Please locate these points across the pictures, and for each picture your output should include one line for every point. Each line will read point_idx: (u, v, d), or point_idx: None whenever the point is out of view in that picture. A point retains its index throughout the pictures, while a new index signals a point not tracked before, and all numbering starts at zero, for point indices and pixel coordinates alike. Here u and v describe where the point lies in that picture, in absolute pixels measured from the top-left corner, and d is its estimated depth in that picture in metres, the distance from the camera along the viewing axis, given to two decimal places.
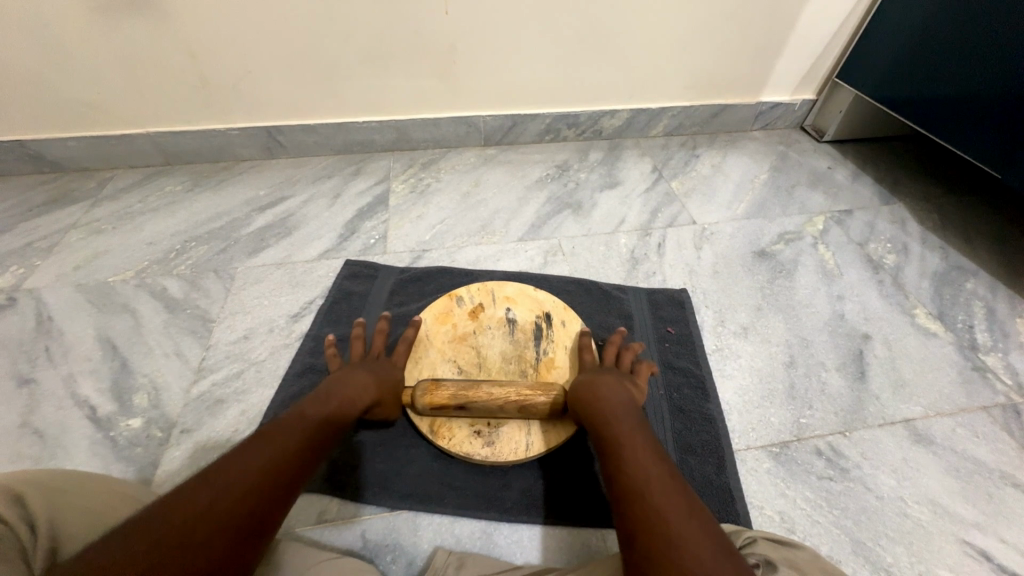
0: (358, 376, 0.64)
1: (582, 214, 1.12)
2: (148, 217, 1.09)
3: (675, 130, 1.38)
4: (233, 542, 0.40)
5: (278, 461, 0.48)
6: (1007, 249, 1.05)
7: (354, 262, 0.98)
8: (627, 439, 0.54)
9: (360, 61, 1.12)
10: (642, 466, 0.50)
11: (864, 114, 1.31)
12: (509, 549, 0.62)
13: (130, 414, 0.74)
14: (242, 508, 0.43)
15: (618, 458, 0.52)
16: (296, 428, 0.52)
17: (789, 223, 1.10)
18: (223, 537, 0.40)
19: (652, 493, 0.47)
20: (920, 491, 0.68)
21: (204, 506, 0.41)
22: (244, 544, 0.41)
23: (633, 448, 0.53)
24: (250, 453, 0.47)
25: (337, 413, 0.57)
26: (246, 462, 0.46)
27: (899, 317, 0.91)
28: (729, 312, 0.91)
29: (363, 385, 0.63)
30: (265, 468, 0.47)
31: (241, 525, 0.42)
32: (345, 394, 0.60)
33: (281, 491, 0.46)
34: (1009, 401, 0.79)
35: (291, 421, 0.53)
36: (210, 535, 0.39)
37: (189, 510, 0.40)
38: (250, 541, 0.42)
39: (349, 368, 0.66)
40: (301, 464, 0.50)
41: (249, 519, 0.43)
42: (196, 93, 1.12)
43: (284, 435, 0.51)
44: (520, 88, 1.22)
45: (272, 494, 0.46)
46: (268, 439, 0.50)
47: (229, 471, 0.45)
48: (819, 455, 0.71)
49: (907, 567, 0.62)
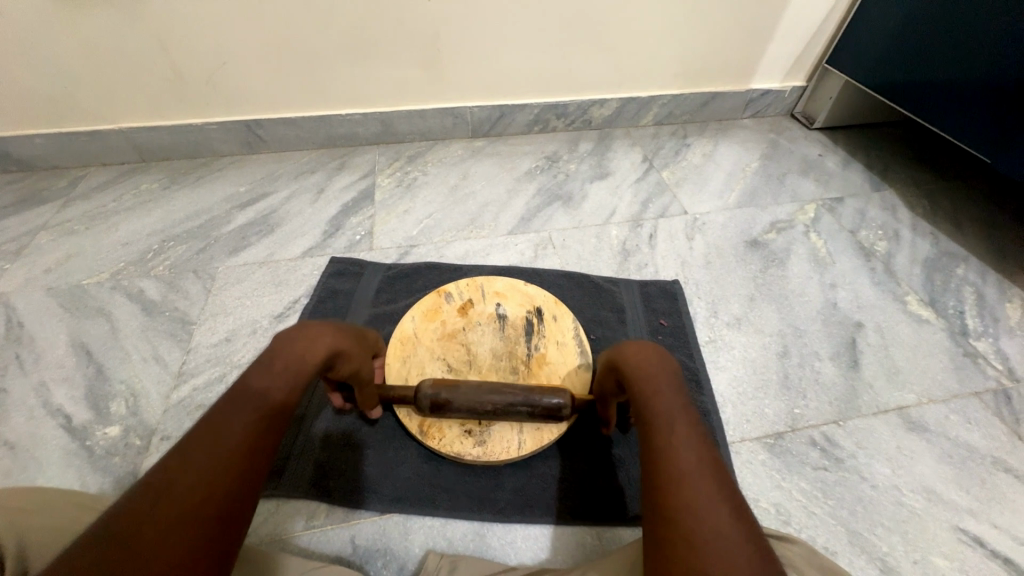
0: (319, 333, 0.53)
1: (572, 206, 1.10)
2: (123, 215, 1.05)
3: (666, 119, 1.36)
4: (200, 536, 0.36)
5: (231, 446, 0.40)
6: (996, 234, 1.05)
7: (339, 259, 0.95)
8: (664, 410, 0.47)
9: (341, 50, 1.08)
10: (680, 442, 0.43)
11: (854, 100, 1.31)
12: (503, 550, 0.61)
13: (108, 422, 0.72)
14: (203, 503, 0.37)
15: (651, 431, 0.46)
16: (247, 402, 0.44)
17: (780, 212, 1.09)
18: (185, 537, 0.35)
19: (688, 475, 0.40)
20: (915, 479, 0.68)
21: (151, 517, 0.35)
22: (218, 533, 0.37)
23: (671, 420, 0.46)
24: (195, 442, 0.40)
25: (297, 381, 0.48)
26: (191, 455, 0.39)
27: (891, 305, 0.90)
28: (722, 302, 0.90)
29: (315, 342, 0.52)
30: (220, 457, 0.39)
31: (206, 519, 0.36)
32: (296, 352, 0.50)
33: (249, 472, 0.40)
34: (1000, 386, 0.79)
35: (237, 397, 0.44)
36: (166, 540, 0.34)
37: (134, 522, 0.34)
38: (224, 528, 0.37)
39: (305, 321, 0.54)
40: (265, 442, 0.43)
41: (215, 508, 0.37)
42: (169, 86, 1.08)
43: (236, 413, 0.42)
44: (507, 77, 1.19)
45: (240, 477, 0.40)
46: (214, 422, 0.42)
47: (173, 470, 0.37)
48: (814, 445, 0.71)
49: (903, 555, 0.62)
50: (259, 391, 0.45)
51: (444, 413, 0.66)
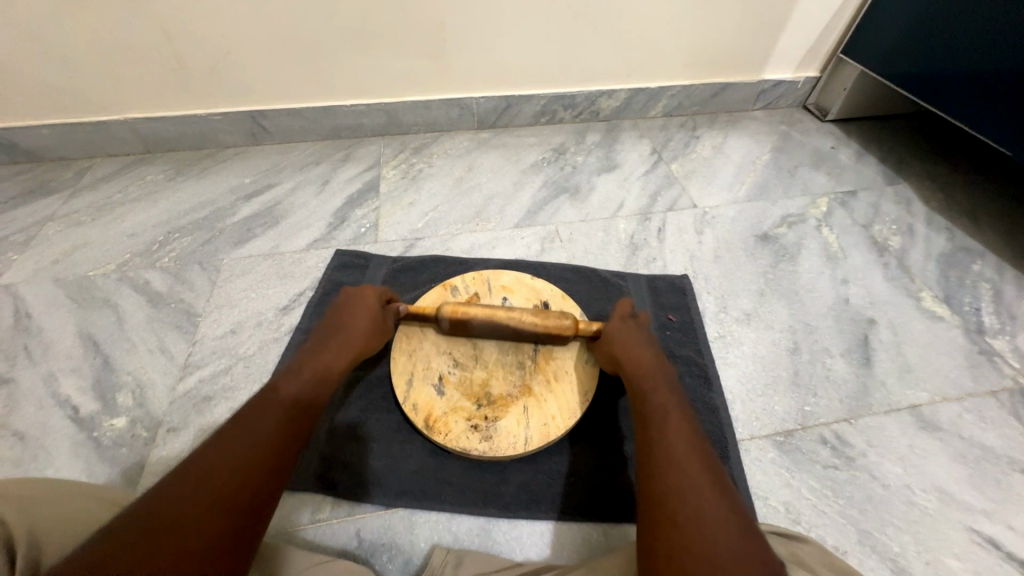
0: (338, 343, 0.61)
1: (579, 199, 1.08)
2: (129, 207, 1.05)
3: (675, 110, 1.33)
4: (231, 520, 0.39)
5: (263, 442, 0.45)
6: (1015, 230, 1.03)
7: (345, 252, 0.94)
8: (679, 455, 0.47)
9: (345, 40, 1.06)
10: (701, 499, 0.43)
11: (869, 92, 1.27)
12: (509, 546, 0.61)
13: (114, 413, 0.72)
14: (237, 491, 0.41)
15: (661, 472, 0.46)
16: (275, 407, 0.49)
17: (791, 206, 1.07)
18: (221, 521, 0.39)
19: (707, 537, 0.40)
20: (927, 479, 0.67)
21: (196, 500, 0.39)
22: (247, 521, 0.40)
23: (689, 468, 0.46)
24: (232, 437, 0.44)
25: (317, 392, 0.54)
26: (230, 447, 0.43)
27: (905, 301, 0.88)
28: (731, 297, 0.89)
29: (335, 353, 0.59)
30: (253, 452, 0.44)
31: (237, 506, 0.40)
32: (321, 361, 0.57)
33: (276, 470, 0.44)
34: (1016, 384, 0.77)
35: (268, 400, 0.49)
36: (203, 523, 0.38)
37: (180, 504, 0.38)
38: (250, 519, 0.41)
39: (328, 327, 0.63)
40: (292, 441, 0.47)
41: (246, 498, 0.41)
42: (173, 76, 1.07)
43: (266, 417, 0.47)
44: (514, 67, 1.17)
45: (268, 474, 0.44)
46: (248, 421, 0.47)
47: (208, 463, 0.42)
48: (824, 443, 0.70)
49: (914, 556, 0.61)
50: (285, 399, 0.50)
51: (450, 408, 0.66)
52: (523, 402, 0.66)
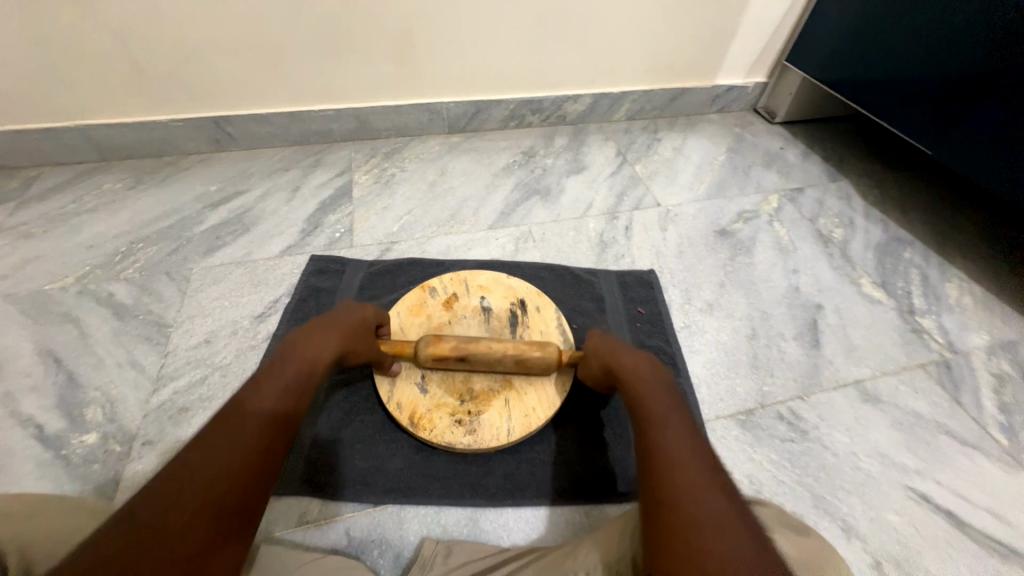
0: (325, 339, 0.56)
1: (550, 200, 1.12)
2: (85, 217, 1.00)
3: (637, 114, 1.40)
4: (221, 523, 0.38)
5: (247, 444, 0.44)
6: (939, 220, 1.14)
7: (319, 257, 0.94)
8: (677, 452, 0.47)
9: (313, 45, 1.06)
10: (704, 491, 0.43)
11: (811, 96, 1.38)
12: (496, 533, 0.63)
13: (83, 430, 0.69)
14: (224, 494, 0.40)
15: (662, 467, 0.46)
16: (258, 408, 0.47)
17: (746, 203, 1.15)
18: (209, 525, 0.38)
19: (714, 527, 0.40)
20: (870, 445, 0.74)
21: (182, 507, 0.37)
22: (235, 524, 0.39)
23: (688, 463, 0.46)
24: (214, 440, 0.43)
25: (302, 391, 0.51)
26: (212, 450, 0.42)
27: (847, 287, 0.97)
28: (695, 289, 0.95)
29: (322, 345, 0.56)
30: (237, 455, 0.42)
31: (226, 509, 0.39)
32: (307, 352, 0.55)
33: (262, 473, 0.43)
34: (942, 357, 0.87)
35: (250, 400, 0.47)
36: (192, 528, 0.37)
37: (164, 511, 0.37)
38: (239, 523, 0.40)
39: (309, 325, 0.58)
40: (277, 441, 0.46)
41: (234, 501, 0.40)
42: (130, 81, 1.04)
43: (250, 418, 0.46)
44: (482, 72, 1.20)
45: (254, 476, 0.43)
46: (231, 423, 0.45)
47: (190, 468, 0.40)
48: (781, 419, 0.76)
49: (860, 515, 0.67)
50: (268, 400, 0.48)
51: (434, 405, 0.68)
52: (504, 395, 0.69)
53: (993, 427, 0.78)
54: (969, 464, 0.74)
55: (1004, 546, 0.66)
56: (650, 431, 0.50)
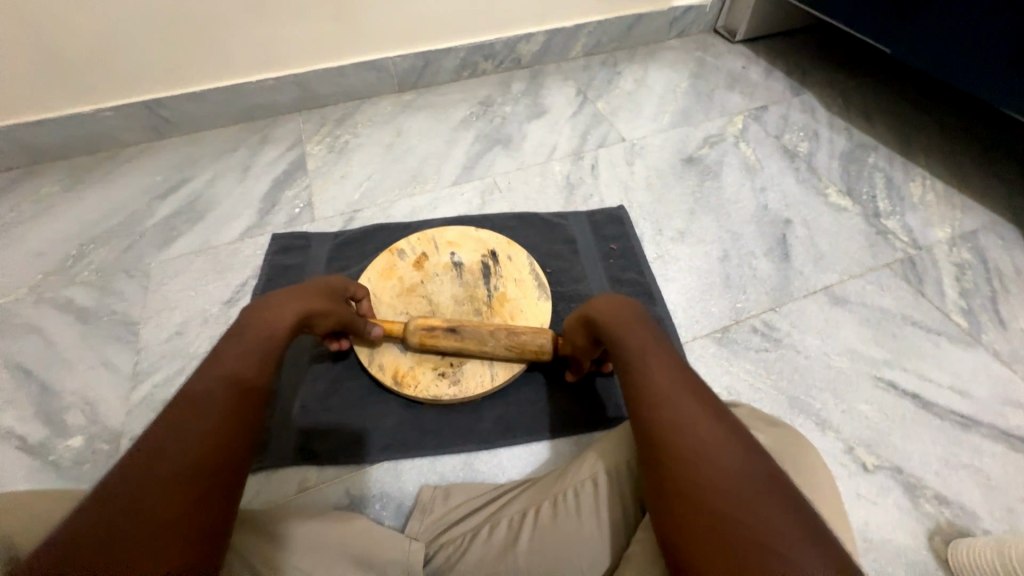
0: (285, 305, 0.53)
1: (513, 148, 1.09)
2: (26, 226, 0.95)
3: (594, 48, 1.34)
4: (203, 487, 0.37)
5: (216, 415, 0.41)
6: (902, 120, 1.14)
7: (282, 235, 0.91)
8: (680, 407, 0.41)
9: (234, 8, 0.98)
10: (701, 429, 0.39)
11: (770, 8, 1.33)
12: (492, 472, 0.66)
13: (68, 434, 0.69)
14: (200, 460, 0.38)
15: (653, 415, 0.42)
16: (222, 376, 0.44)
17: (711, 127, 1.13)
18: (189, 492, 0.36)
19: (719, 463, 0.37)
20: (841, 344, 0.77)
21: (155, 481, 0.36)
22: (220, 483, 0.38)
23: (696, 418, 0.40)
24: (181, 413, 0.41)
25: (270, 354, 0.49)
26: (180, 422, 0.40)
27: (814, 199, 0.98)
28: (665, 220, 0.94)
29: (281, 309, 0.52)
30: (208, 424, 0.40)
31: (205, 473, 0.38)
32: (264, 317, 0.51)
33: (242, 434, 0.41)
34: (906, 254, 0.89)
35: (212, 372, 0.44)
36: (171, 499, 0.36)
37: (137, 487, 0.35)
38: (224, 483, 0.38)
39: (270, 294, 0.55)
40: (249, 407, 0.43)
41: (212, 464, 0.38)
42: (42, 70, 0.96)
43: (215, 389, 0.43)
44: (425, 19, 1.13)
45: (233, 440, 0.41)
46: (195, 397, 0.42)
47: (158, 449, 0.38)
48: (755, 331, 0.79)
49: (833, 408, 0.71)
50: (228, 369, 0.45)
51: (416, 362, 0.68)
52: None
53: (955, 313, 0.81)
54: (933, 349, 0.77)
55: (965, 417, 0.71)
56: (637, 370, 0.46)
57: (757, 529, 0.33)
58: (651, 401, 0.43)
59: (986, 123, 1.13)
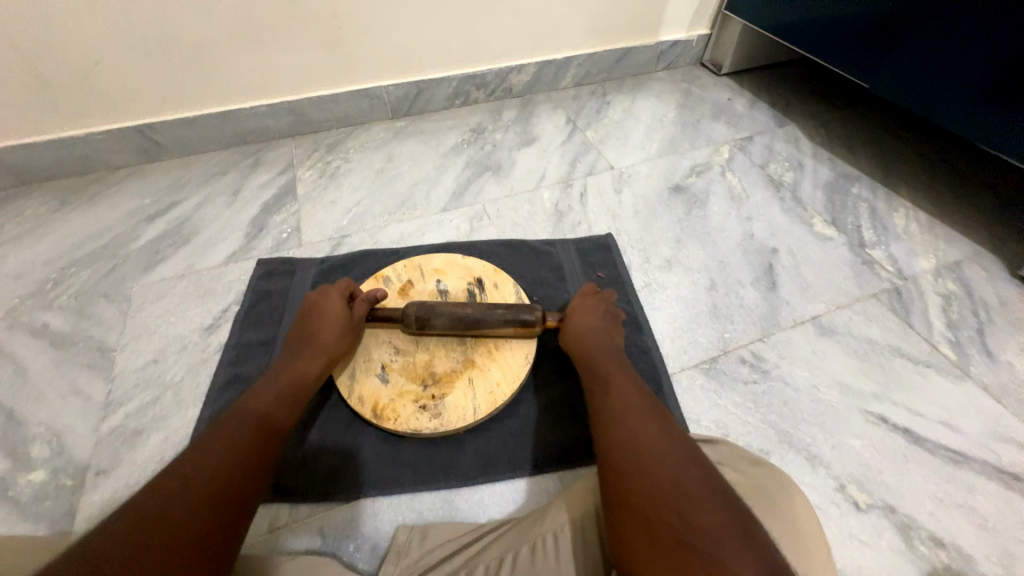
0: (309, 359, 0.60)
1: (502, 175, 1.10)
2: (8, 247, 0.94)
3: (584, 79, 1.37)
4: (211, 519, 0.39)
5: (241, 447, 0.46)
6: (883, 152, 1.17)
7: (268, 260, 0.90)
8: (633, 418, 0.47)
9: (229, 39, 1.00)
10: (647, 444, 0.44)
11: (754, 43, 1.37)
12: (473, 510, 0.63)
13: (30, 468, 0.66)
14: (218, 492, 0.42)
15: (609, 434, 0.47)
16: (244, 420, 0.49)
17: (698, 156, 1.15)
18: (209, 517, 0.40)
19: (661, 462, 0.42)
20: (829, 376, 0.77)
21: (182, 502, 0.39)
22: (233, 515, 0.41)
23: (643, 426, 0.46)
24: (207, 448, 0.45)
25: (288, 401, 0.54)
26: (207, 455, 0.44)
27: (799, 228, 0.99)
28: (653, 248, 0.95)
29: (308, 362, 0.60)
30: (231, 459, 0.44)
31: (219, 505, 0.41)
32: (292, 371, 0.58)
33: (256, 473, 0.45)
34: (892, 285, 0.89)
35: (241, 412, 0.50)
36: (193, 521, 0.38)
37: (165, 506, 0.39)
38: (238, 515, 0.42)
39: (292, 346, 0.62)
40: (267, 447, 0.48)
41: (231, 494, 0.42)
42: (36, 95, 0.96)
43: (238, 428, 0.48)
44: (418, 51, 1.16)
45: (248, 476, 0.45)
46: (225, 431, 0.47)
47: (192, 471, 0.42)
48: (743, 362, 0.78)
49: (823, 443, 0.70)
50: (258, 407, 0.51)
51: (397, 394, 0.67)
52: (468, 374, 0.68)
53: (942, 344, 0.81)
54: (923, 382, 0.77)
55: (957, 453, 0.70)
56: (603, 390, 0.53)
57: (685, 529, 0.36)
58: (609, 421, 0.48)
59: (966, 156, 1.15)
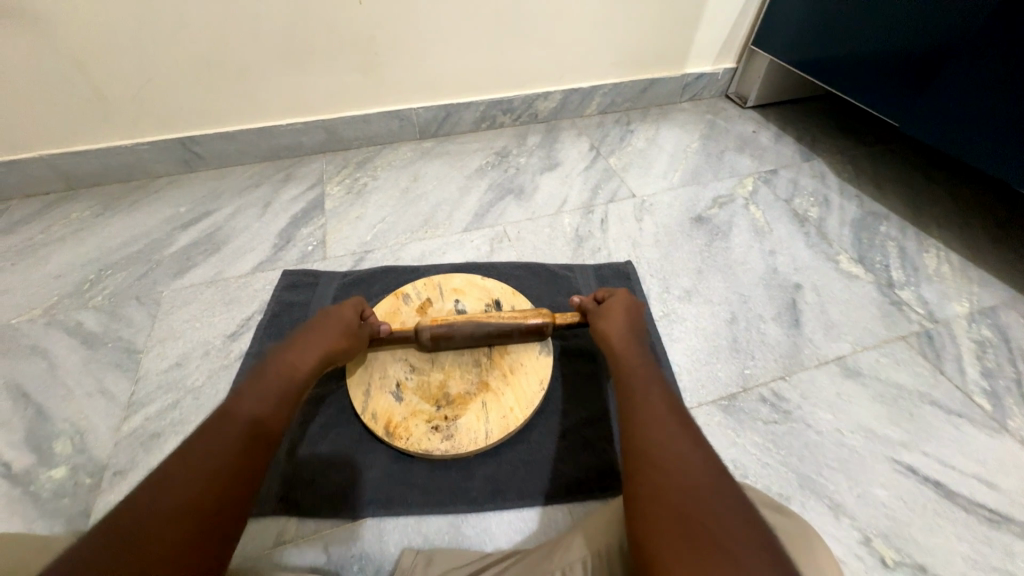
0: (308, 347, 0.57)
1: (524, 198, 1.12)
2: (53, 248, 0.99)
3: (609, 108, 1.39)
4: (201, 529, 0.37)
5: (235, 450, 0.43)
6: (913, 191, 1.14)
7: (293, 271, 0.93)
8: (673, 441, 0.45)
9: (270, 60, 1.05)
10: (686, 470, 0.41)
11: (781, 78, 1.38)
12: (479, 538, 0.62)
13: (52, 464, 0.68)
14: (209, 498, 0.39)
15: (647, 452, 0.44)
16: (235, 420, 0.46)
17: (721, 187, 1.15)
18: (187, 528, 0.36)
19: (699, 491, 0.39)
20: (854, 421, 0.74)
21: (163, 512, 0.36)
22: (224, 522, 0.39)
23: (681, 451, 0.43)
24: (195, 450, 0.41)
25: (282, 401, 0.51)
26: (192, 459, 0.40)
27: (825, 265, 0.97)
28: (673, 278, 0.94)
29: (305, 351, 0.57)
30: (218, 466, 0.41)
31: (211, 513, 0.38)
32: (287, 362, 0.55)
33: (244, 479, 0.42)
34: (922, 328, 0.86)
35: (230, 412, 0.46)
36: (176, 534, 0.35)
37: (145, 516, 0.35)
38: (225, 524, 0.39)
39: (291, 335, 0.59)
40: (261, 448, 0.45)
41: (217, 503, 0.39)
42: (91, 108, 1.03)
43: (226, 429, 0.44)
44: (448, 78, 1.20)
45: (241, 481, 0.42)
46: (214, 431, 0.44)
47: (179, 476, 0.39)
48: (763, 401, 0.76)
49: (847, 492, 0.67)
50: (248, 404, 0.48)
51: (409, 413, 0.67)
52: (481, 398, 0.68)
53: (977, 394, 0.78)
54: (955, 434, 0.73)
55: (993, 513, 0.66)
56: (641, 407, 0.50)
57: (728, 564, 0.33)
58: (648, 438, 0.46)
59: (1000, 199, 1.12)
